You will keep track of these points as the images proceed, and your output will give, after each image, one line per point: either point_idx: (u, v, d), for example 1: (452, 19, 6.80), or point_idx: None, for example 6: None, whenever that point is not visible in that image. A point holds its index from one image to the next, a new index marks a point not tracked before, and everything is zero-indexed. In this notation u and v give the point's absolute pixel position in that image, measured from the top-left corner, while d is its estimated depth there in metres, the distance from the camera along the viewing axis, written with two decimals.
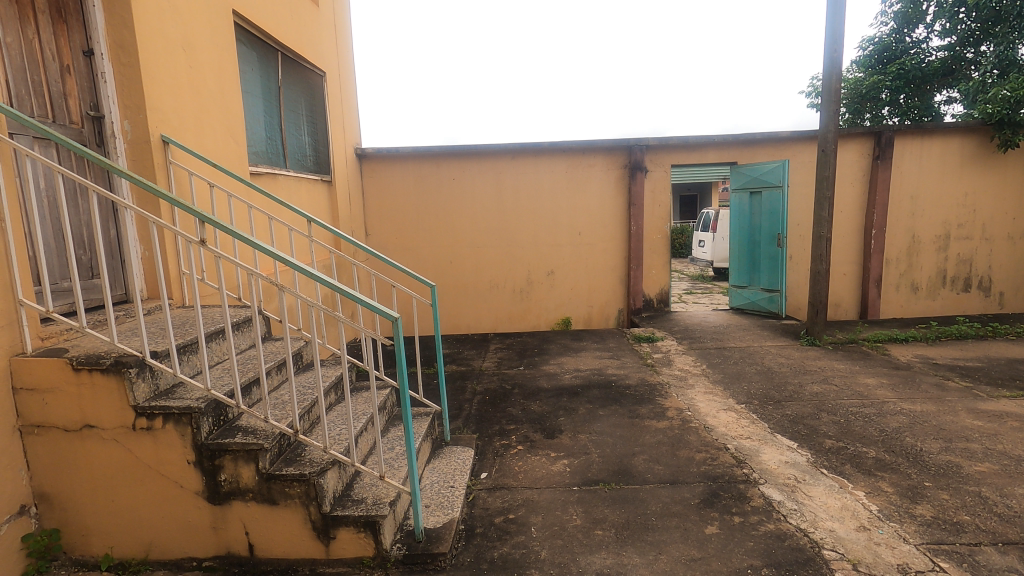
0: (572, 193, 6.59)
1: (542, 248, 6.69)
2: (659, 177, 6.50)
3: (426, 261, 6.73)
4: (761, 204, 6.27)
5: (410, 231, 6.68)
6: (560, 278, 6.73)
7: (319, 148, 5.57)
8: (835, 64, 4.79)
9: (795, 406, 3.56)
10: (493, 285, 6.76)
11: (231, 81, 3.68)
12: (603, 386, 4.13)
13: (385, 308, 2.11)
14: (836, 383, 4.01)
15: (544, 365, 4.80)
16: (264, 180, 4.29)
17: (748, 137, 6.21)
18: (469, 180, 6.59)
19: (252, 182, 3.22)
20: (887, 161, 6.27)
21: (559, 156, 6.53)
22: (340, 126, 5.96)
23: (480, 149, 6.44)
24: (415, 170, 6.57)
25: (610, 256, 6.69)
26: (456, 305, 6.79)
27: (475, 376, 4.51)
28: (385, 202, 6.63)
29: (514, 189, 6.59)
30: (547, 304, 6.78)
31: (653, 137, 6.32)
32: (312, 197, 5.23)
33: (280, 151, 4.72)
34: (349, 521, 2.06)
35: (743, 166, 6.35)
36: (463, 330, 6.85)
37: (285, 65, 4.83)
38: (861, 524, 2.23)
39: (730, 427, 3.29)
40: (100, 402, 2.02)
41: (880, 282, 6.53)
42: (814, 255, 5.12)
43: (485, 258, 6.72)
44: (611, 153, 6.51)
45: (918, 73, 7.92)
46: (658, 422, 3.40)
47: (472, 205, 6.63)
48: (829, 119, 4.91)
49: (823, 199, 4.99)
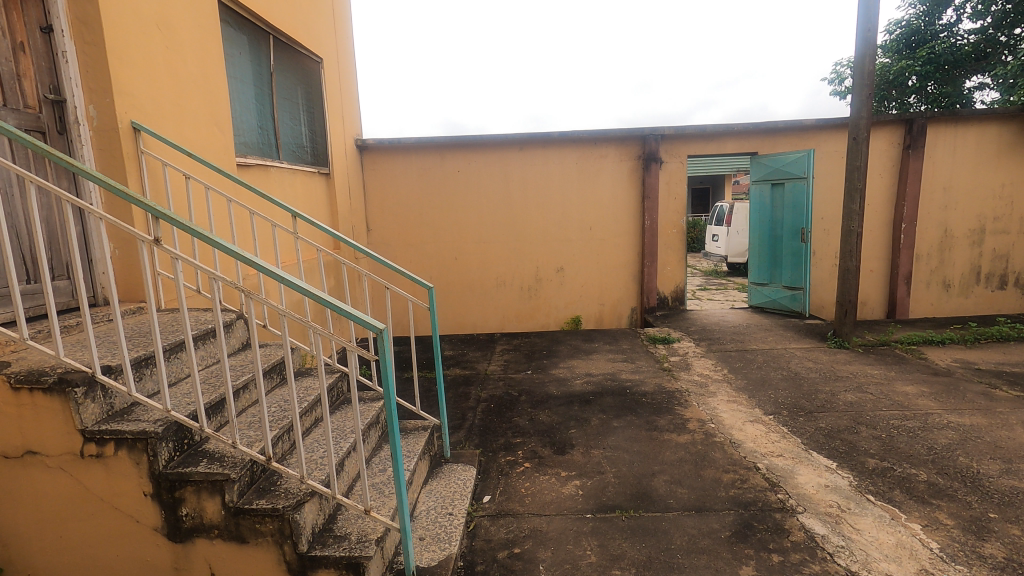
0: (582, 186, 6.27)
1: (551, 243, 6.38)
2: (675, 169, 6.17)
3: (430, 258, 6.45)
4: (783, 196, 5.92)
5: (414, 226, 6.40)
6: (570, 275, 6.42)
7: (316, 140, 5.29)
8: (869, 44, 4.43)
9: (829, 418, 3.25)
10: (500, 283, 6.47)
11: (216, 65, 3.40)
12: (616, 394, 3.83)
13: (371, 320, 1.78)
14: (872, 391, 3.68)
15: (554, 369, 4.50)
16: (254, 172, 4.03)
17: (769, 125, 5.87)
18: (474, 173, 6.29)
19: (231, 173, 2.91)
20: (919, 150, 5.89)
21: (569, 146, 6.20)
22: (339, 116, 5.68)
23: (487, 140, 6.13)
24: (418, 163, 6.28)
25: (622, 251, 6.37)
26: (461, 302, 6.51)
27: (479, 382, 4.22)
28: (387, 196, 6.35)
29: (521, 181, 6.29)
30: (556, 301, 6.48)
31: (669, 126, 5.98)
32: (308, 191, 4.95)
33: (272, 141, 4.44)
34: (328, 563, 1.79)
35: (763, 157, 5.99)
36: (469, 330, 6.58)
37: (277, 50, 4.55)
38: (923, 567, 1.92)
39: (759, 442, 2.99)
40: (42, 425, 1.76)
41: (909, 279, 6.16)
42: (843, 251, 4.76)
43: (491, 255, 6.43)
44: (624, 144, 6.18)
45: (950, 58, 7.46)
46: (679, 436, 3.10)
47: (478, 199, 6.33)
48: (861, 103, 4.55)
49: (854, 190, 4.64)
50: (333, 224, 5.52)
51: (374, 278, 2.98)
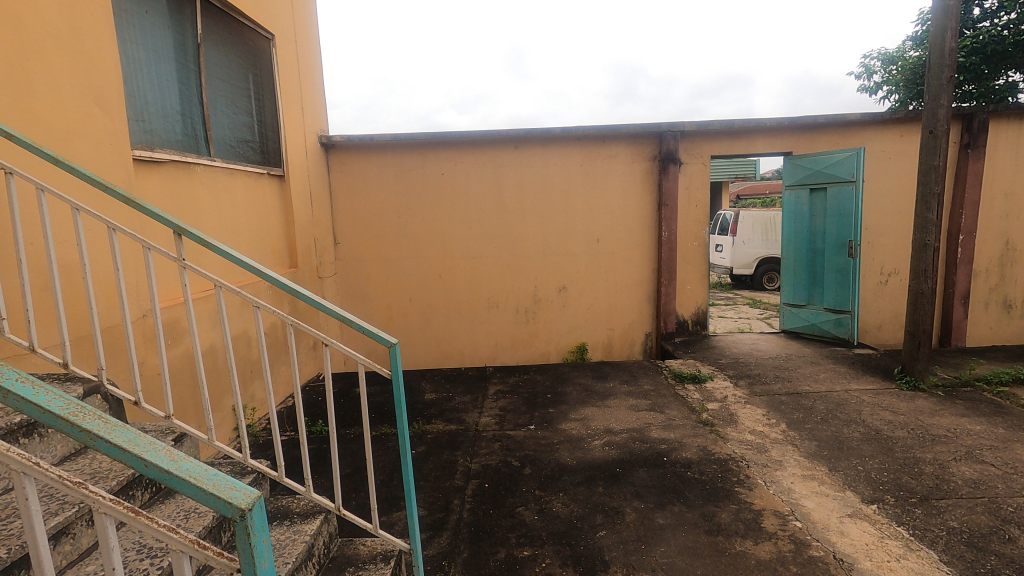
0: (588, 190, 5.35)
1: (552, 258, 5.44)
2: (696, 172, 5.27)
3: (410, 276, 5.48)
4: (824, 204, 5.05)
5: (391, 239, 5.43)
6: (573, 295, 5.50)
7: (267, 134, 4.31)
8: (951, 13, 3.56)
9: (959, 512, 2.33)
10: (492, 304, 5.52)
11: (95, 17, 2.43)
12: (651, 465, 2.90)
13: (229, 486, 0.76)
14: (991, 461, 2.77)
15: (562, 422, 3.55)
16: (168, 169, 3.04)
17: (808, 120, 5.04)
18: (461, 175, 5.34)
19: (81, 166, 1.87)
20: (979, 150, 5.07)
21: (572, 144, 5.28)
22: (297, 106, 4.70)
23: (476, 137, 5.19)
24: (396, 165, 5.33)
25: (635, 268, 5.45)
26: (446, 328, 5.56)
27: (468, 444, 3.27)
28: (359, 203, 5.39)
29: (515, 186, 5.35)
30: (558, 327, 5.54)
31: (690, 121, 5.09)
32: (253, 198, 3.96)
33: (199, 134, 3.45)
34: None
35: (801, 159, 5.14)
36: (456, 360, 5.62)
37: (208, 18, 3.56)
38: None
39: (878, 559, 2.05)
40: None
41: (966, 299, 5.30)
42: (916, 270, 3.88)
43: (482, 272, 5.47)
44: (636, 142, 5.29)
45: (996, 48, 6.66)
46: (757, 546, 2.16)
47: (467, 206, 5.39)
48: (940, 87, 3.67)
49: (930, 196, 3.77)
50: (290, 237, 4.53)
51: (301, 327, 1.87)
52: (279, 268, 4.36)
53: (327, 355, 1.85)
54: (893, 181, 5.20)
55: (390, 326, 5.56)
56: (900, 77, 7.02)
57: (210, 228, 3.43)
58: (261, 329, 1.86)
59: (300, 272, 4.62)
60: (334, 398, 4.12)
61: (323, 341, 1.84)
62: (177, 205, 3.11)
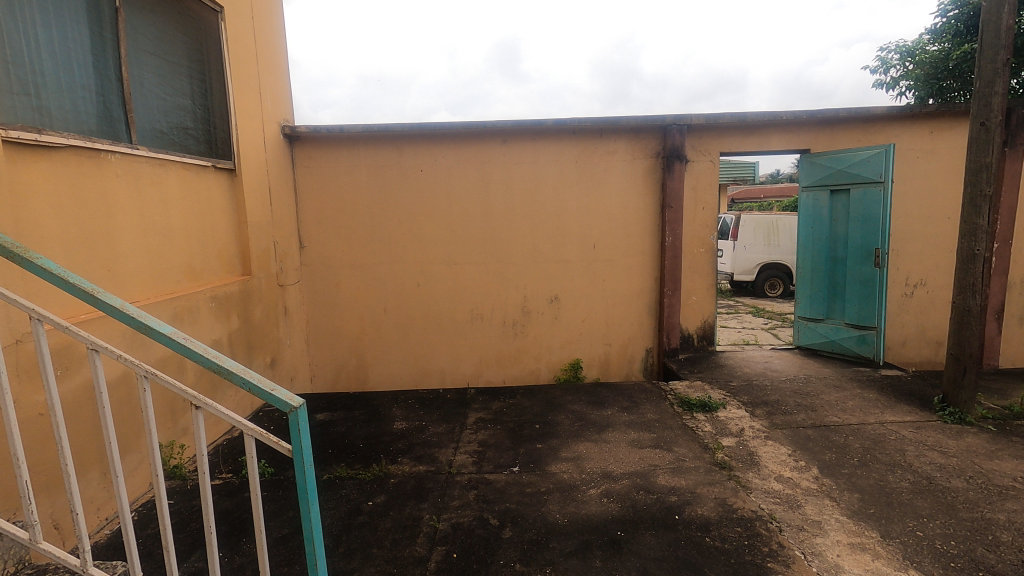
0: (583, 190, 4.81)
1: (542, 264, 4.89)
2: (703, 170, 4.74)
3: (385, 284, 4.91)
4: (847, 207, 4.53)
5: (364, 243, 4.87)
6: (566, 307, 4.95)
7: (214, 122, 3.75)
8: None
9: None
10: (476, 316, 4.97)
11: None
12: (660, 526, 2.36)
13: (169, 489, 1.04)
14: None
15: (553, 463, 3.00)
16: (65, 157, 2.46)
17: (829, 113, 4.52)
18: (442, 171, 4.78)
19: None
20: (1018, 149, 4.56)
21: (566, 139, 4.74)
22: (254, 91, 4.15)
23: (458, 129, 4.63)
24: (369, 160, 4.77)
25: (634, 276, 4.92)
26: (425, 342, 5.00)
27: (439, 493, 2.71)
28: (328, 203, 4.83)
29: (502, 184, 4.80)
30: (549, 342, 5.00)
31: (698, 114, 4.56)
32: (191, 196, 3.39)
33: (118, 117, 2.87)
34: None
35: (820, 158, 4.62)
36: (435, 377, 5.06)
37: None
38: None
39: None
40: None
41: (999, 315, 4.80)
42: (962, 284, 3.36)
43: (464, 280, 4.91)
44: (637, 137, 4.75)
45: None
46: None
47: (449, 206, 4.83)
48: (992, 72, 3.16)
49: (980, 199, 3.25)
50: (243, 240, 3.96)
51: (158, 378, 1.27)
52: (229, 276, 3.79)
53: (196, 420, 1.34)
54: (922, 182, 4.70)
55: (363, 339, 5.00)
56: (920, 72, 6.48)
57: (133, 229, 2.86)
58: (98, 383, 1.33)
59: (255, 280, 4.05)
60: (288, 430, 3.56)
61: (192, 403, 1.33)
62: (81, 201, 2.54)
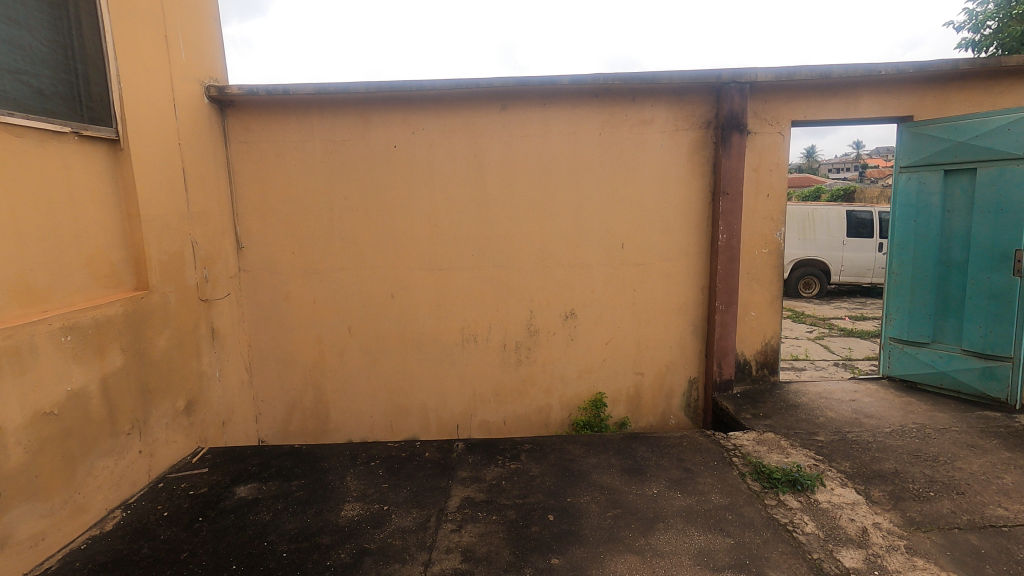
0: (607, 173, 3.64)
1: (554, 271, 3.74)
2: (768, 145, 3.56)
3: (348, 297, 3.77)
4: (969, 193, 3.34)
5: (321, 242, 3.72)
6: (584, 326, 3.80)
7: (84, 68, 2.58)
8: None
9: None
10: (467, 337, 3.82)
11: None
12: None
13: None
14: None
15: None
16: None
17: (947, 65, 3.31)
18: (420, 148, 3.62)
19: None
20: None
21: (585, 103, 3.56)
22: (156, 33, 2.98)
23: (442, 90, 3.45)
24: (325, 133, 3.61)
25: (674, 286, 3.75)
26: (402, 370, 3.86)
27: None
28: (273, 190, 3.69)
29: (501, 164, 3.63)
30: (563, 371, 3.85)
31: (766, 69, 3.34)
32: (25, 176, 2.23)
33: None
34: None
35: (929, 127, 3.42)
36: (415, 415, 3.93)
37: None
38: None
39: None
40: None
41: None
42: None
43: (450, 291, 3.77)
44: (680, 101, 3.57)
45: None
46: None
47: (429, 195, 3.67)
48: None
49: None
50: (135, 241, 2.81)
51: None
52: (110, 293, 2.66)
53: None
54: None
55: (320, 367, 3.86)
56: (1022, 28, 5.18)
57: None
58: None
59: (158, 297, 2.91)
60: (184, 524, 2.43)
61: None
62: None
